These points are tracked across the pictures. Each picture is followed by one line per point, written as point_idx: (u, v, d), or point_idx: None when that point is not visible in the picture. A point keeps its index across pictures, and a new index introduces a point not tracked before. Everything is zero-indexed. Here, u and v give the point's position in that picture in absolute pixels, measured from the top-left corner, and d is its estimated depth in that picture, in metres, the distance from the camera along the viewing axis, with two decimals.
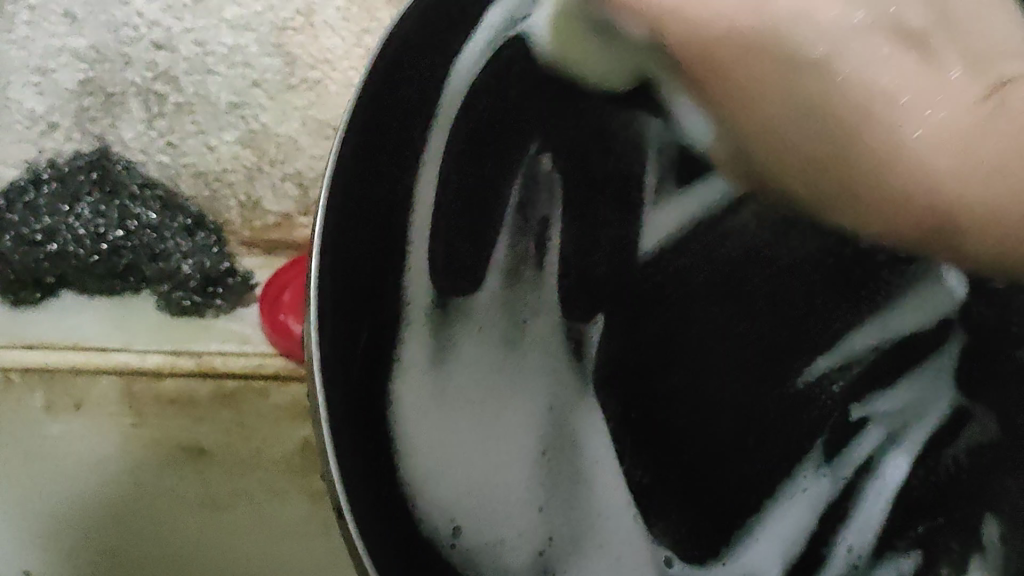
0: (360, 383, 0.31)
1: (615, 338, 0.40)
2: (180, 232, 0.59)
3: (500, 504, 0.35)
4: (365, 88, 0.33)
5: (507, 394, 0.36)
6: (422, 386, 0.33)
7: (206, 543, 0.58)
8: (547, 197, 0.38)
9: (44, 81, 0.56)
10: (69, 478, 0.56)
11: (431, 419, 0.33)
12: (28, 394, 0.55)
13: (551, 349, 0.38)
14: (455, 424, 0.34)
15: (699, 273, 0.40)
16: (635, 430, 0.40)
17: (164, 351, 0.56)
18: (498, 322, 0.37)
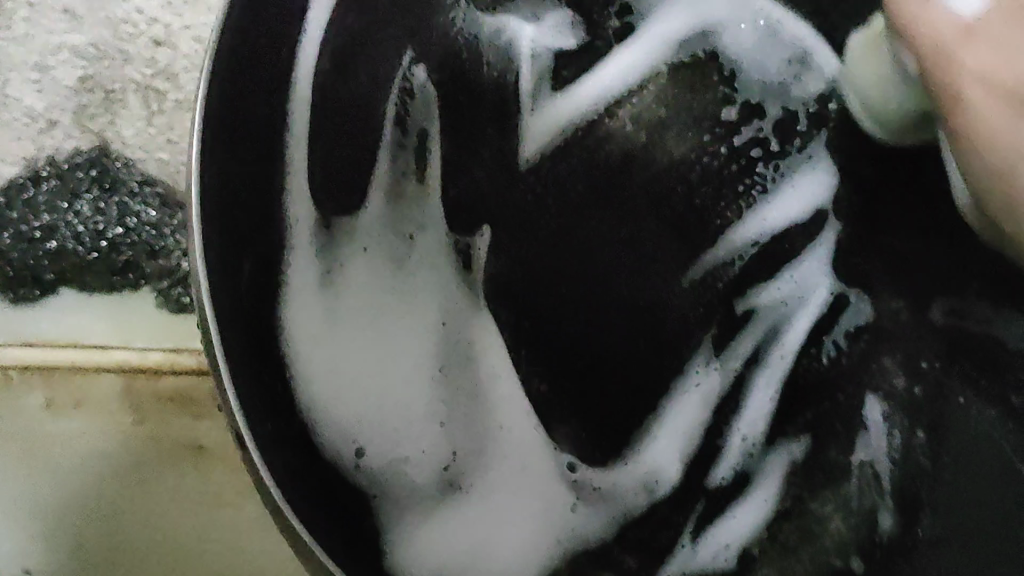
0: (273, 332, 0.37)
1: (500, 253, 0.41)
2: (180, 228, 0.58)
3: (389, 413, 0.38)
4: (217, 51, 0.36)
5: (396, 304, 0.40)
6: (319, 309, 0.38)
7: (209, 541, 0.56)
8: (425, 112, 0.40)
9: (45, 79, 0.57)
10: (70, 475, 0.55)
11: (300, 324, 0.38)
12: (26, 392, 0.56)
13: (439, 261, 0.40)
14: (356, 340, 0.38)
15: (576, 184, 0.41)
16: (529, 339, 0.41)
17: (163, 347, 0.56)
18: (385, 233, 0.40)
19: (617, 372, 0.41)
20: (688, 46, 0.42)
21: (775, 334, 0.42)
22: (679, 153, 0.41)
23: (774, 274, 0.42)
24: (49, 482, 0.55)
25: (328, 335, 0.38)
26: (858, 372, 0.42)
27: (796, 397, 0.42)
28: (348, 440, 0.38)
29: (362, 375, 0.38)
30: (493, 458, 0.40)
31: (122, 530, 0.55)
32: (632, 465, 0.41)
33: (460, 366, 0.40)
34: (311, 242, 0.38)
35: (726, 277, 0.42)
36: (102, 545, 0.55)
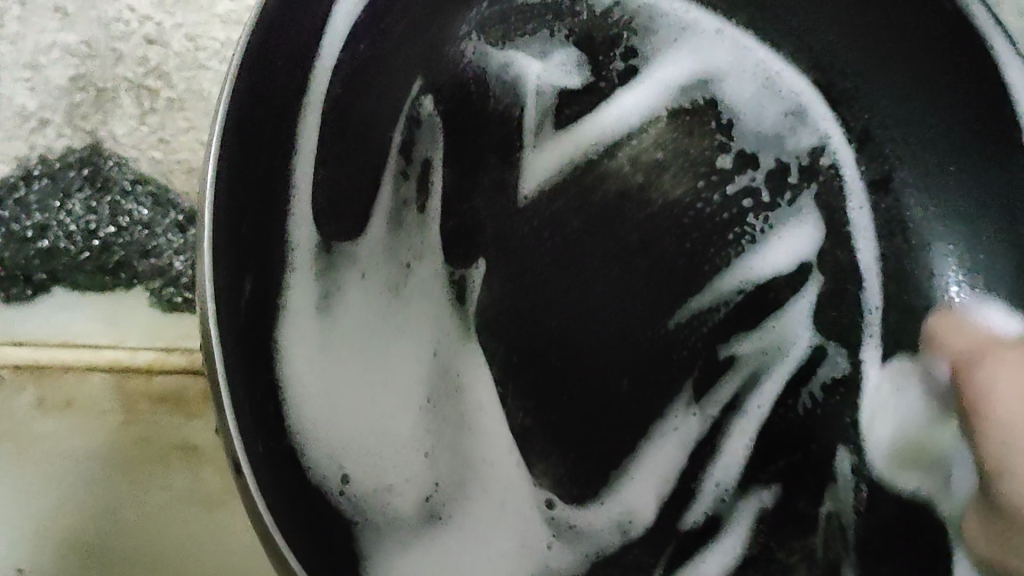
0: (253, 363, 0.37)
1: (493, 284, 0.45)
2: (172, 228, 0.59)
3: (373, 433, 0.41)
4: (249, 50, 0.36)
5: (391, 333, 0.42)
6: (312, 336, 0.39)
7: (195, 543, 0.55)
8: (430, 140, 0.44)
9: (36, 78, 0.55)
10: (60, 475, 0.55)
11: (302, 350, 0.39)
12: (18, 389, 0.56)
13: (434, 293, 0.44)
14: (342, 368, 0.40)
15: (573, 219, 0.46)
16: (524, 359, 0.45)
17: (154, 348, 0.57)
18: (382, 264, 0.43)
19: (599, 398, 0.45)
20: (689, 93, 0.46)
21: (758, 377, 0.46)
22: (679, 194, 0.45)
23: (758, 325, 0.46)
24: (39, 485, 0.55)
25: (320, 362, 0.39)
26: (831, 424, 0.45)
27: (778, 440, 0.45)
28: (335, 466, 0.39)
29: (350, 402, 0.40)
30: (475, 482, 0.43)
31: (108, 541, 0.54)
32: (607, 505, 0.44)
33: (451, 402, 0.43)
34: (311, 274, 0.40)
35: (715, 320, 0.46)
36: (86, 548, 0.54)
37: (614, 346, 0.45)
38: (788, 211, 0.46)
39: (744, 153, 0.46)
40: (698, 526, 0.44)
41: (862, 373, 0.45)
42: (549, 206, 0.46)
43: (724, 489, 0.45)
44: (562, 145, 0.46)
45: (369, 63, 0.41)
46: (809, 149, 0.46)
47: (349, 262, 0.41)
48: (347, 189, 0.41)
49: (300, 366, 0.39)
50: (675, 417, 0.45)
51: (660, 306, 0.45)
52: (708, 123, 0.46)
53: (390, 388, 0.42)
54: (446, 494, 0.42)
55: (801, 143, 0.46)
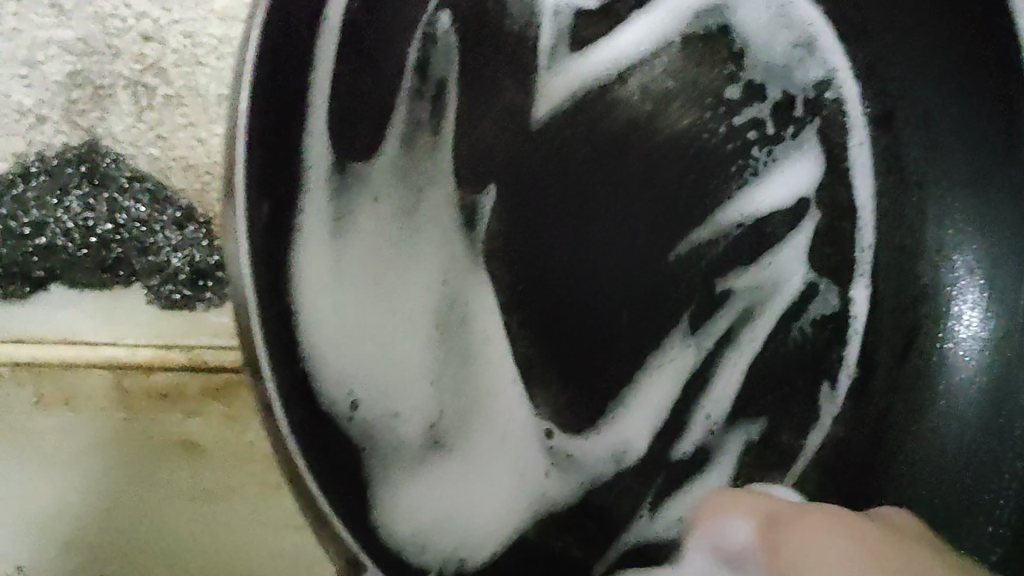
0: (272, 277, 0.36)
1: (501, 213, 0.45)
2: (169, 225, 0.58)
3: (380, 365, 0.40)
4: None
5: (397, 261, 0.41)
6: (326, 257, 0.38)
7: (200, 539, 0.57)
8: (446, 62, 0.41)
9: (34, 74, 0.55)
10: (63, 471, 0.56)
11: (324, 292, 0.38)
12: (16, 385, 0.56)
13: (444, 219, 0.43)
14: (356, 291, 0.39)
15: (578, 151, 0.45)
16: (534, 293, 0.45)
17: (153, 345, 0.57)
18: (401, 189, 0.41)
19: (606, 337, 0.46)
20: (702, 17, 0.44)
21: (749, 316, 0.47)
22: (678, 127, 0.45)
23: (756, 257, 0.46)
24: (41, 479, 0.55)
25: (335, 285, 0.39)
26: (817, 360, 0.47)
27: (761, 380, 0.47)
28: (345, 391, 0.39)
29: (360, 327, 0.40)
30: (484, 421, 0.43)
31: (114, 536, 0.56)
32: (603, 434, 0.46)
33: (461, 333, 0.43)
34: (326, 205, 0.38)
35: (711, 255, 0.46)
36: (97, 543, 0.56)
37: (611, 291, 0.46)
38: (790, 144, 0.46)
39: (752, 85, 0.45)
40: (688, 455, 0.47)
41: (850, 314, 0.46)
42: (551, 142, 0.45)
43: (710, 417, 0.47)
44: (581, 70, 0.44)
45: (395, 27, 0.39)
46: (813, 82, 0.45)
47: (362, 186, 0.39)
48: (361, 118, 0.39)
49: (314, 283, 0.38)
50: (666, 353, 0.47)
51: (661, 238, 0.46)
52: (721, 54, 0.44)
53: (394, 320, 0.41)
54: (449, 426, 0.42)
55: (808, 76, 0.45)
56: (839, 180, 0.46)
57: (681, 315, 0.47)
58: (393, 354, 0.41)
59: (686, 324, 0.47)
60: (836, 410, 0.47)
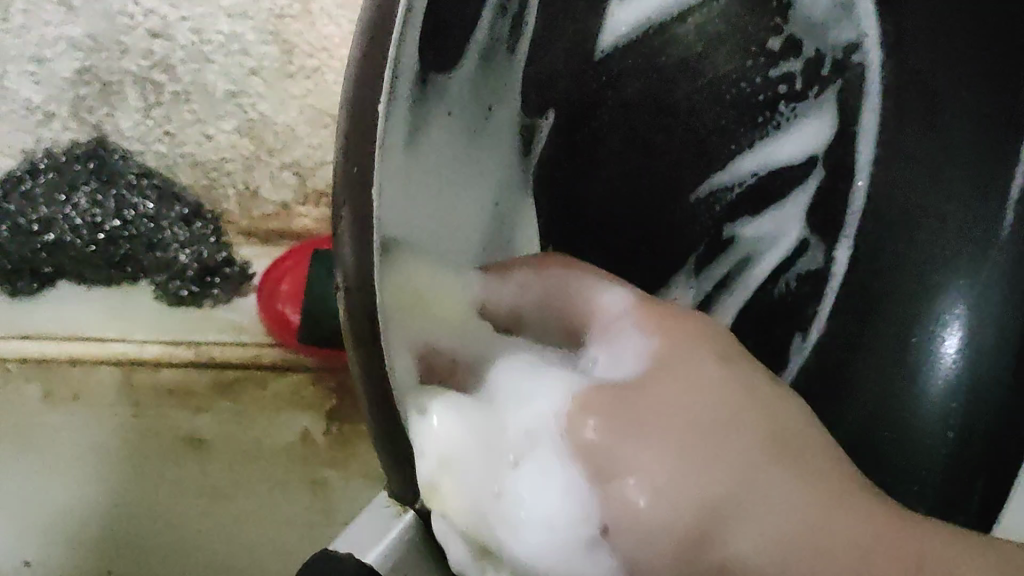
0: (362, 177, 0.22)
1: (557, 135, 0.35)
2: (177, 221, 0.57)
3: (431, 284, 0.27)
4: None
5: (473, 159, 0.29)
6: (399, 178, 0.23)
7: (204, 538, 0.56)
8: None
9: (42, 71, 0.56)
10: (73, 464, 0.57)
11: (392, 240, 0.24)
12: (25, 382, 0.57)
13: (506, 140, 0.31)
14: (412, 194, 0.25)
15: (630, 85, 0.37)
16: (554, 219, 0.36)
17: (162, 340, 0.57)
18: (465, 110, 0.27)
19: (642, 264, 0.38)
20: None
21: (749, 265, 0.38)
22: (721, 71, 0.37)
23: (762, 209, 0.37)
24: (53, 471, 0.56)
25: (403, 187, 0.24)
26: (790, 314, 0.36)
27: (755, 327, 0.37)
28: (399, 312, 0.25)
29: (411, 229, 0.25)
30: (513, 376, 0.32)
31: (122, 529, 0.56)
32: None
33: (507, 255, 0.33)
34: (407, 115, 0.23)
35: (720, 208, 0.38)
36: (103, 538, 0.56)
37: (633, 223, 0.37)
38: (808, 104, 0.36)
39: (792, 40, 0.36)
40: None
41: (831, 272, 0.35)
42: (614, 72, 0.36)
43: None
44: (635, 13, 0.36)
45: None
46: (843, 45, 0.35)
47: (442, 96, 0.25)
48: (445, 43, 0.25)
49: (389, 192, 0.23)
50: (668, 292, 0.38)
51: (678, 183, 0.37)
52: (769, 4, 0.36)
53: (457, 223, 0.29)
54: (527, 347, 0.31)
55: (839, 40, 0.35)
56: (849, 144, 0.35)
57: (691, 255, 0.38)
58: (439, 262, 0.28)
59: (690, 266, 0.38)
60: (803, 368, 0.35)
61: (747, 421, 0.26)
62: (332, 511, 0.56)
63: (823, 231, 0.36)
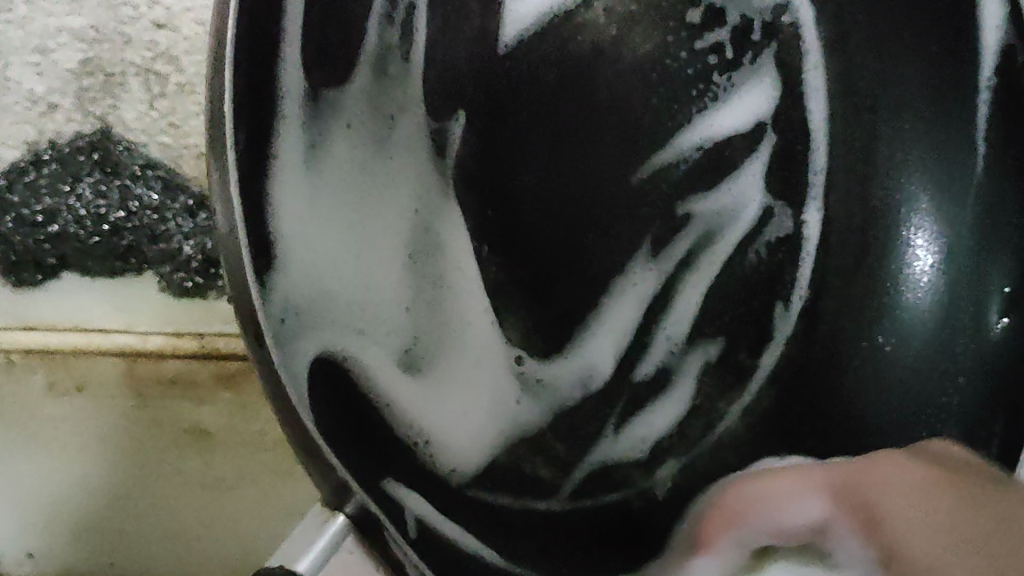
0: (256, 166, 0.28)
1: (470, 133, 0.42)
2: (181, 213, 0.57)
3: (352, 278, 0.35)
4: None
5: (371, 163, 0.36)
6: (302, 178, 0.31)
7: (201, 531, 0.57)
8: None
9: (45, 62, 0.55)
10: (77, 457, 0.57)
11: (306, 238, 0.31)
12: (28, 372, 0.57)
13: (418, 148, 0.39)
14: (325, 201, 0.33)
15: (546, 75, 0.43)
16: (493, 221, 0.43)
17: (164, 331, 0.57)
18: (366, 117, 0.36)
19: (572, 266, 0.44)
20: None
21: (706, 243, 0.44)
22: (637, 56, 0.43)
23: (714, 184, 0.43)
24: (58, 462, 0.57)
25: (309, 205, 0.32)
26: (768, 281, 0.44)
27: (733, 300, 0.44)
28: (315, 292, 0.32)
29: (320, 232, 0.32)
30: (460, 354, 0.41)
31: (123, 517, 0.57)
32: (573, 360, 0.44)
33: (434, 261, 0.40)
34: (301, 130, 0.31)
35: (675, 175, 0.44)
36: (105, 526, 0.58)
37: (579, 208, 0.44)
38: (744, 71, 0.42)
39: (713, 10, 0.41)
40: (649, 376, 0.44)
41: (804, 237, 0.43)
42: (527, 67, 0.43)
43: (670, 338, 0.44)
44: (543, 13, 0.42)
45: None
46: (771, 12, 0.41)
47: (337, 114, 0.33)
48: (331, 55, 0.33)
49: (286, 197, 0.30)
50: (627, 280, 0.44)
51: (625, 163, 0.44)
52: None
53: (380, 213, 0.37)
54: (421, 354, 0.38)
55: (761, 7, 0.41)
56: (799, 120, 0.42)
57: (645, 239, 0.44)
58: (351, 250, 0.35)
59: (648, 246, 0.44)
60: (789, 331, 0.43)
61: (945, 502, 0.29)
62: None
63: (788, 199, 0.43)
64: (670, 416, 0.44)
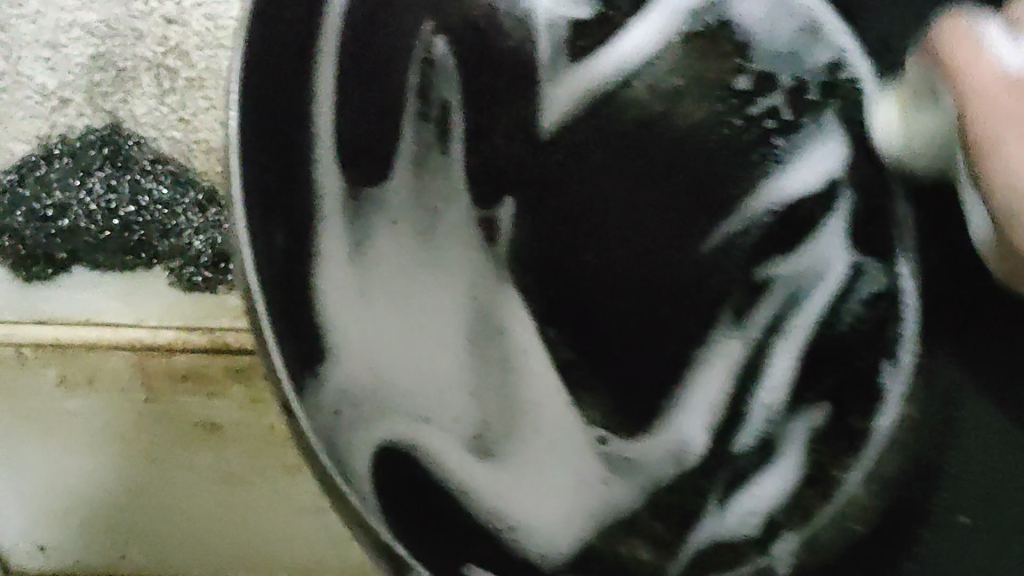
0: (283, 270, 0.36)
1: (526, 215, 0.35)
2: (192, 207, 0.57)
3: (407, 372, 0.37)
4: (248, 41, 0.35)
5: (426, 269, 0.36)
6: (350, 275, 0.36)
7: (220, 516, 0.62)
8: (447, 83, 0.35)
9: (57, 57, 0.56)
10: (93, 447, 0.59)
11: (372, 324, 0.36)
12: (40, 367, 0.57)
13: (463, 231, 0.36)
14: (365, 298, 0.36)
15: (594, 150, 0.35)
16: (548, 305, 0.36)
17: (176, 325, 0.56)
18: (404, 207, 0.36)
19: (642, 369, 0.36)
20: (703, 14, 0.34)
21: (795, 303, 0.34)
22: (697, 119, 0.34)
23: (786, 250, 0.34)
24: (75, 451, 0.59)
25: (360, 308, 0.36)
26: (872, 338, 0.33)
27: (834, 383, 0.34)
28: (350, 390, 0.37)
29: (370, 326, 0.36)
30: (523, 441, 0.37)
31: (145, 501, 0.61)
32: (649, 445, 0.36)
33: (498, 348, 0.36)
34: (344, 230, 0.36)
35: (743, 246, 0.34)
36: (129, 509, 0.62)
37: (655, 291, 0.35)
38: (807, 130, 0.33)
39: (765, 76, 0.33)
40: (752, 450, 0.35)
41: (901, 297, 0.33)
42: (576, 143, 0.35)
43: (767, 420, 0.35)
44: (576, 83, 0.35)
45: (358, 56, 0.35)
46: (824, 69, 0.33)
47: (380, 211, 0.36)
48: (369, 153, 0.36)
49: (330, 287, 0.37)
50: (708, 348, 0.35)
51: (688, 225, 0.34)
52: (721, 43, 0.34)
53: (440, 306, 0.36)
54: (495, 438, 0.37)
55: (817, 63, 0.33)
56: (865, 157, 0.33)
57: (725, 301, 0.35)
58: (410, 345, 0.36)
59: (729, 313, 0.35)
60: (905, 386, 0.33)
61: None
62: None
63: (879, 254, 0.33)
64: (776, 490, 0.35)
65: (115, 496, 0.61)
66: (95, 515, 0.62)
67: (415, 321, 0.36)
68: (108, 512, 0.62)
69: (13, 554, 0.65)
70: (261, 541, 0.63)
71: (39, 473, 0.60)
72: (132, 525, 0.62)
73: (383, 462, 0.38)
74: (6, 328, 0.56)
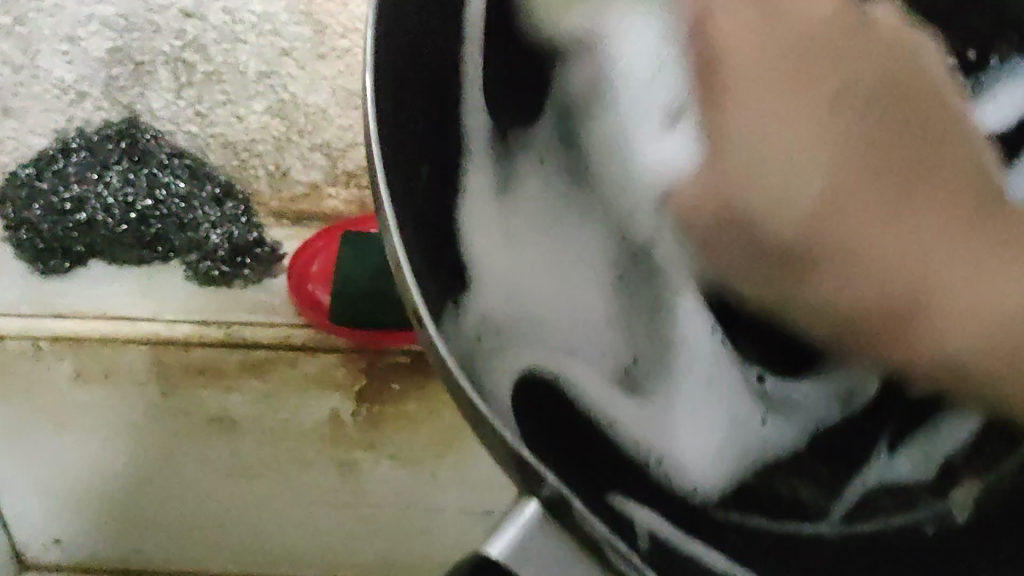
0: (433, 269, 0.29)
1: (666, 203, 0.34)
2: (208, 201, 0.57)
3: (551, 312, 0.31)
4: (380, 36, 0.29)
5: (580, 199, 0.33)
6: (496, 220, 0.31)
7: (234, 510, 0.62)
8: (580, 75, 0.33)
9: (75, 50, 0.55)
10: (108, 442, 0.59)
11: (507, 272, 0.31)
12: (57, 360, 0.57)
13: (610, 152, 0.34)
14: (503, 223, 0.32)
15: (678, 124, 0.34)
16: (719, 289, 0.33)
17: (193, 320, 0.57)
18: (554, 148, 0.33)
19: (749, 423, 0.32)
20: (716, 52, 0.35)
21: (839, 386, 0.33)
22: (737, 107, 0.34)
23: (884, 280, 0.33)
24: (91, 446, 0.59)
25: (513, 249, 0.31)
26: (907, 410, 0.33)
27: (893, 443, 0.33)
28: (514, 319, 0.31)
29: (517, 254, 0.31)
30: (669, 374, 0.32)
31: (158, 495, 0.61)
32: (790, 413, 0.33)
33: (651, 288, 0.33)
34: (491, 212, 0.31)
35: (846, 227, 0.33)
36: (143, 503, 0.62)
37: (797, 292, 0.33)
38: None
39: None
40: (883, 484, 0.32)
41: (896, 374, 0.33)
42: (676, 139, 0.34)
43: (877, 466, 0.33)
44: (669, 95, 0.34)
45: (410, 61, 0.30)
46: None
47: (529, 150, 0.33)
48: (514, 111, 0.32)
49: (486, 232, 0.31)
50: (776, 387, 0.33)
51: (819, 161, 0.34)
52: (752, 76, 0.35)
53: (581, 237, 0.33)
54: (644, 376, 0.32)
55: None
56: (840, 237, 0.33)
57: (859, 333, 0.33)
58: (542, 287, 0.32)
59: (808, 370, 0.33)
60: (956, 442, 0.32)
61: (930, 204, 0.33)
62: (361, 491, 0.61)
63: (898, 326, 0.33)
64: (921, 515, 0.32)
65: (131, 490, 0.61)
66: (109, 508, 0.62)
67: (552, 268, 0.32)
68: (121, 506, 0.62)
69: (25, 548, 0.65)
70: (274, 535, 0.63)
71: (54, 467, 0.60)
72: (145, 518, 0.63)
73: (527, 412, 0.29)
74: (24, 322, 0.56)
